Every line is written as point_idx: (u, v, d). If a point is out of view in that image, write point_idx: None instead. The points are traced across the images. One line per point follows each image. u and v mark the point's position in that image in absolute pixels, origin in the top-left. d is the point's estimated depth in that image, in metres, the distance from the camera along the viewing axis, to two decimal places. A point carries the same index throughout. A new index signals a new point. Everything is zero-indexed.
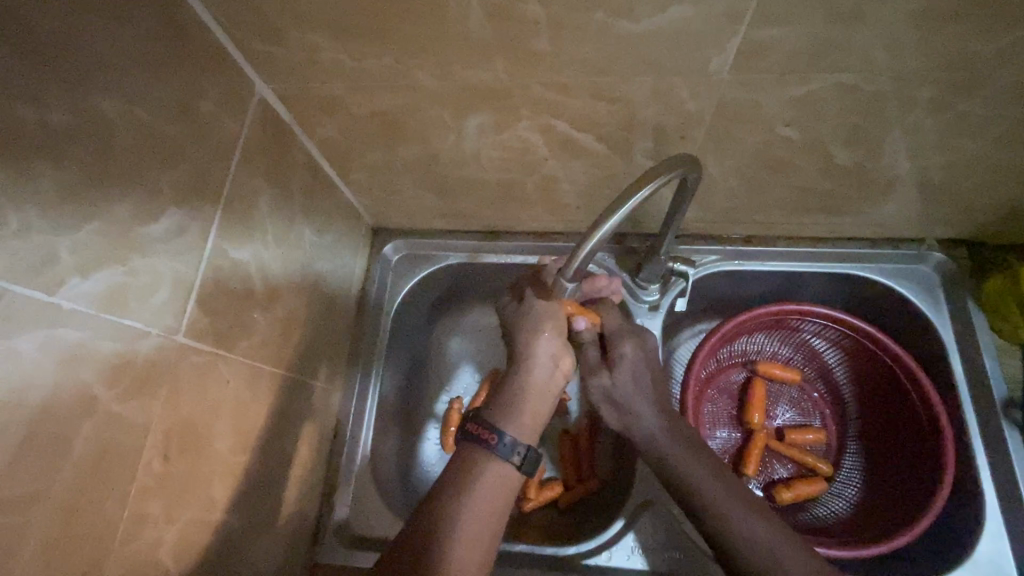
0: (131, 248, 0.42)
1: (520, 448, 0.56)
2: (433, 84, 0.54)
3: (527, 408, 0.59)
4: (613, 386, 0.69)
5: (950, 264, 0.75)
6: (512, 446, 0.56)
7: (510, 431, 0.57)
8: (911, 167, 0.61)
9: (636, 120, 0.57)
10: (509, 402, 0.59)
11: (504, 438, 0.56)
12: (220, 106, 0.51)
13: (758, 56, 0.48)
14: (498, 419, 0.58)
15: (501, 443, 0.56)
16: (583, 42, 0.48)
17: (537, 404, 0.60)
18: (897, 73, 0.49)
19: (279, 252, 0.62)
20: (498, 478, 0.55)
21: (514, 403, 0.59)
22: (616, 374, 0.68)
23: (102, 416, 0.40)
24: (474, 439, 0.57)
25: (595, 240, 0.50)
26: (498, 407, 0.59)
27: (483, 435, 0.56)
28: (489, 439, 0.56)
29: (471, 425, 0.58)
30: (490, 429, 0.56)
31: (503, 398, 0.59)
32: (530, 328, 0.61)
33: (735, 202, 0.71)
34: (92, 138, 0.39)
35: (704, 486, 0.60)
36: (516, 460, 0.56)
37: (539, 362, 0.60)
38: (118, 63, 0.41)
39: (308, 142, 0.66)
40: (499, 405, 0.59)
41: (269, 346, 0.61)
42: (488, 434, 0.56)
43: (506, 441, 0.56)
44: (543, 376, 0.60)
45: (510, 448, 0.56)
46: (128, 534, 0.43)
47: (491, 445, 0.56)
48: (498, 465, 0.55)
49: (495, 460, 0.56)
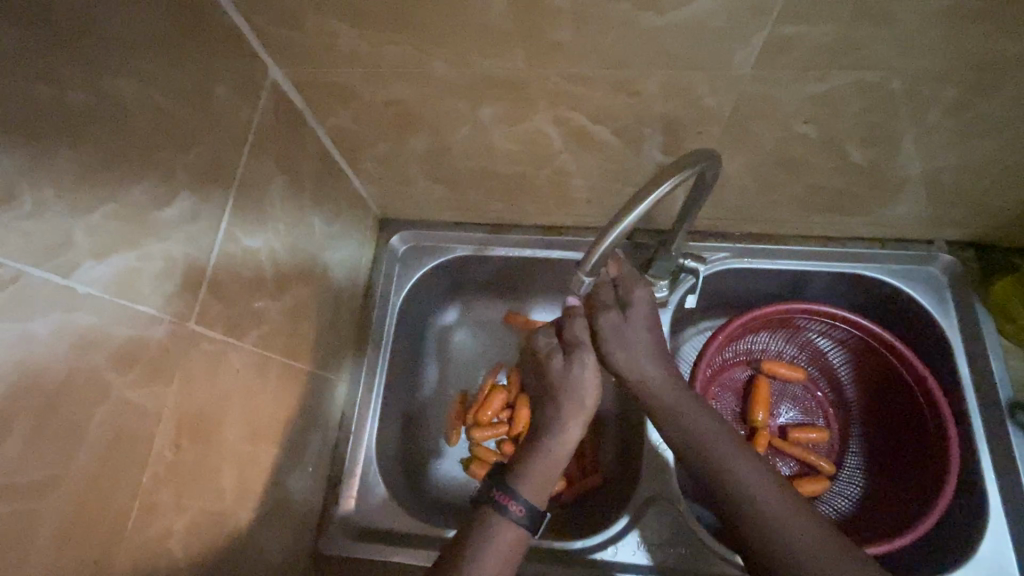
0: (145, 232, 0.41)
1: (535, 516, 0.57)
2: (450, 73, 0.54)
3: (545, 472, 0.60)
4: (624, 325, 0.61)
5: (959, 266, 0.75)
6: (528, 513, 0.57)
7: (530, 498, 0.58)
8: (926, 167, 0.61)
9: (654, 115, 0.56)
10: (533, 467, 0.60)
11: (522, 504, 0.57)
12: (233, 91, 0.51)
13: (781, 51, 0.47)
14: (522, 484, 0.59)
15: (519, 510, 0.56)
16: (604, 34, 0.47)
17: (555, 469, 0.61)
18: (920, 72, 0.48)
19: (289, 240, 0.61)
20: (512, 539, 0.55)
21: (539, 472, 0.60)
22: (631, 314, 0.61)
23: (115, 403, 0.39)
24: (494, 504, 0.57)
25: (614, 234, 0.49)
26: (524, 471, 0.59)
27: (504, 501, 0.57)
28: (509, 506, 0.56)
29: (495, 489, 0.58)
30: (511, 495, 0.57)
31: (529, 461, 0.60)
32: (574, 399, 0.61)
33: (747, 200, 0.71)
34: (106, 118, 0.38)
35: (744, 476, 0.57)
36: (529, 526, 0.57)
37: (571, 431, 0.61)
38: (133, 42, 0.40)
39: (319, 130, 0.65)
40: (525, 467, 0.60)
41: (278, 335, 0.60)
42: (508, 499, 0.57)
43: (524, 507, 0.57)
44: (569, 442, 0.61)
45: (525, 513, 0.57)
46: (139, 523, 0.42)
47: (509, 510, 0.56)
48: (512, 530, 0.56)
49: (511, 525, 0.56)
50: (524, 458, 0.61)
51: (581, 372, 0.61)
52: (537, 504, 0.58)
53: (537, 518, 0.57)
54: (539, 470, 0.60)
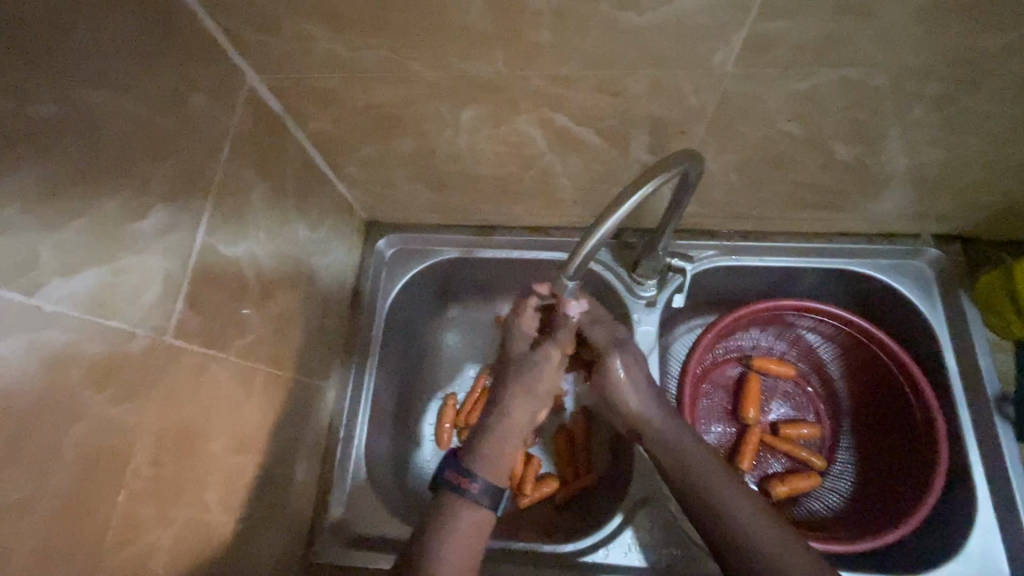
0: (119, 245, 0.41)
1: (494, 494, 0.58)
2: (432, 76, 0.53)
3: (502, 454, 0.60)
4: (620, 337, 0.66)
5: (946, 260, 0.75)
6: (486, 492, 0.57)
7: (487, 477, 0.58)
8: (911, 163, 0.61)
9: (638, 115, 0.56)
10: (489, 445, 0.60)
11: (479, 483, 0.57)
12: (210, 97, 0.50)
13: (764, 50, 0.47)
14: (478, 464, 0.59)
15: (476, 489, 0.57)
16: (584, 35, 0.47)
17: (513, 453, 0.61)
18: (902, 68, 0.48)
19: (271, 247, 0.60)
20: (473, 521, 0.56)
21: (496, 452, 0.60)
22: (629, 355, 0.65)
23: (93, 420, 0.39)
24: (452, 487, 0.58)
25: (598, 237, 0.49)
26: (480, 452, 0.60)
27: (460, 482, 0.58)
28: (465, 486, 0.57)
29: (451, 472, 0.59)
30: (467, 476, 0.58)
31: (485, 441, 0.60)
32: (527, 385, 0.62)
33: (734, 197, 0.71)
34: (75, 131, 0.37)
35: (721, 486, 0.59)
36: (487, 504, 0.57)
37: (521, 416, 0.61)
38: (103, 52, 0.39)
39: (300, 134, 0.64)
40: (481, 448, 0.60)
41: (262, 344, 0.59)
42: (465, 480, 0.58)
43: (481, 486, 0.57)
44: (519, 428, 0.61)
45: (484, 492, 0.57)
46: (121, 540, 0.42)
47: (466, 491, 0.57)
48: (472, 510, 0.57)
49: (471, 505, 0.57)
50: (480, 439, 0.61)
51: (543, 361, 0.63)
52: (497, 483, 0.59)
53: (497, 497, 0.58)
54: (495, 450, 0.60)
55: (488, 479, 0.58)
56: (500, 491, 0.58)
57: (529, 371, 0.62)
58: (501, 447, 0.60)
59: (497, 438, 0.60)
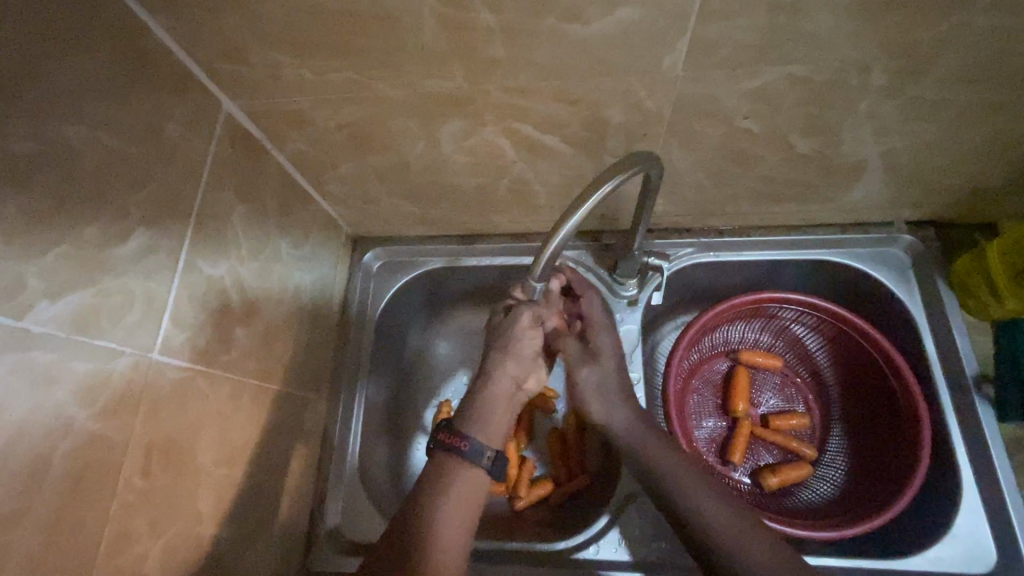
0: (102, 270, 0.43)
1: (489, 454, 0.60)
2: (397, 95, 0.55)
3: (498, 418, 0.63)
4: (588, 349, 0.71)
5: (919, 245, 0.76)
6: (481, 451, 0.59)
7: (478, 438, 0.60)
8: (872, 151, 0.62)
9: (598, 120, 0.58)
10: (480, 409, 0.62)
11: (473, 442, 0.60)
12: (186, 125, 0.52)
13: (709, 51, 0.49)
14: (468, 426, 0.61)
15: (470, 448, 0.59)
16: (535, 48, 0.49)
17: (504, 414, 0.63)
18: (846, 62, 0.50)
19: (254, 266, 0.63)
20: (471, 481, 0.58)
21: (485, 414, 0.62)
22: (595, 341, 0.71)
23: (79, 436, 0.41)
24: (445, 447, 0.60)
25: (560, 237, 0.51)
26: (469, 415, 0.62)
27: (453, 442, 0.60)
28: (460, 446, 0.59)
29: (442, 434, 0.61)
30: (460, 436, 0.60)
31: (473, 403, 0.63)
32: (508, 349, 0.64)
33: (705, 195, 0.72)
34: (50, 163, 0.39)
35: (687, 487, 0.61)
36: (485, 464, 0.59)
37: (501, 384, 0.63)
38: (77, 89, 0.41)
39: (279, 155, 0.67)
40: (472, 411, 0.62)
41: (250, 359, 0.62)
42: (457, 440, 0.60)
43: (475, 446, 0.59)
44: (504, 392, 0.64)
45: (480, 452, 0.59)
46: (112, 550, 0.44)
47: (462, 450, 0.59)
48: (470, 470, 0.59)
49: (467, 465, 0.59)
50: (469, 402, 0.63)
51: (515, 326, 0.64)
52: (491, 445, 0.61)
53: (490, 456, 0.60)
54: (484, 411, 0.62)
55: (483, 441, 0.61)
56: (500, 452, 0.61)
57: (512, 336, 0.64)
58: (494, 412, 0.63)
59: (485, 403, 0.63)
